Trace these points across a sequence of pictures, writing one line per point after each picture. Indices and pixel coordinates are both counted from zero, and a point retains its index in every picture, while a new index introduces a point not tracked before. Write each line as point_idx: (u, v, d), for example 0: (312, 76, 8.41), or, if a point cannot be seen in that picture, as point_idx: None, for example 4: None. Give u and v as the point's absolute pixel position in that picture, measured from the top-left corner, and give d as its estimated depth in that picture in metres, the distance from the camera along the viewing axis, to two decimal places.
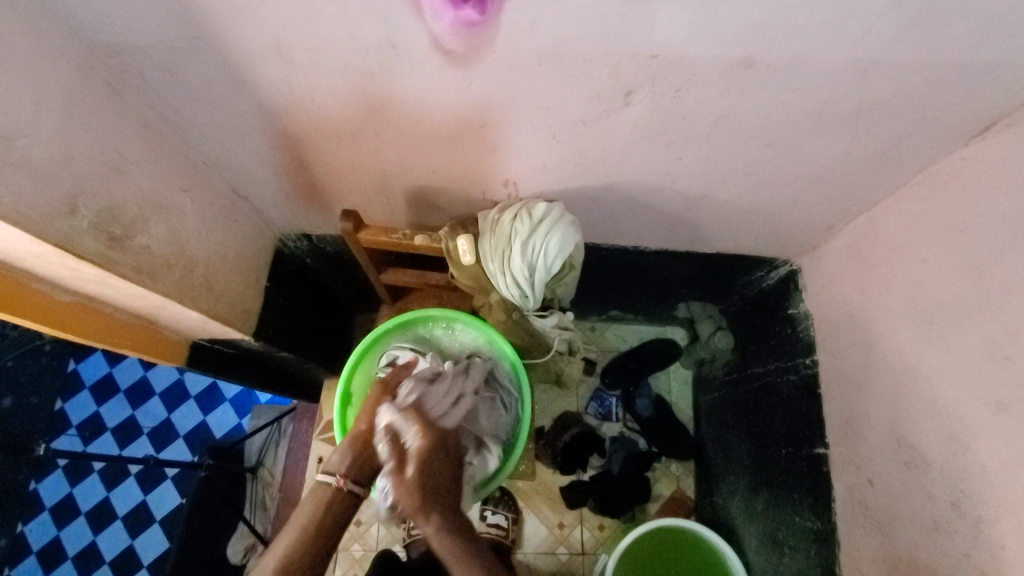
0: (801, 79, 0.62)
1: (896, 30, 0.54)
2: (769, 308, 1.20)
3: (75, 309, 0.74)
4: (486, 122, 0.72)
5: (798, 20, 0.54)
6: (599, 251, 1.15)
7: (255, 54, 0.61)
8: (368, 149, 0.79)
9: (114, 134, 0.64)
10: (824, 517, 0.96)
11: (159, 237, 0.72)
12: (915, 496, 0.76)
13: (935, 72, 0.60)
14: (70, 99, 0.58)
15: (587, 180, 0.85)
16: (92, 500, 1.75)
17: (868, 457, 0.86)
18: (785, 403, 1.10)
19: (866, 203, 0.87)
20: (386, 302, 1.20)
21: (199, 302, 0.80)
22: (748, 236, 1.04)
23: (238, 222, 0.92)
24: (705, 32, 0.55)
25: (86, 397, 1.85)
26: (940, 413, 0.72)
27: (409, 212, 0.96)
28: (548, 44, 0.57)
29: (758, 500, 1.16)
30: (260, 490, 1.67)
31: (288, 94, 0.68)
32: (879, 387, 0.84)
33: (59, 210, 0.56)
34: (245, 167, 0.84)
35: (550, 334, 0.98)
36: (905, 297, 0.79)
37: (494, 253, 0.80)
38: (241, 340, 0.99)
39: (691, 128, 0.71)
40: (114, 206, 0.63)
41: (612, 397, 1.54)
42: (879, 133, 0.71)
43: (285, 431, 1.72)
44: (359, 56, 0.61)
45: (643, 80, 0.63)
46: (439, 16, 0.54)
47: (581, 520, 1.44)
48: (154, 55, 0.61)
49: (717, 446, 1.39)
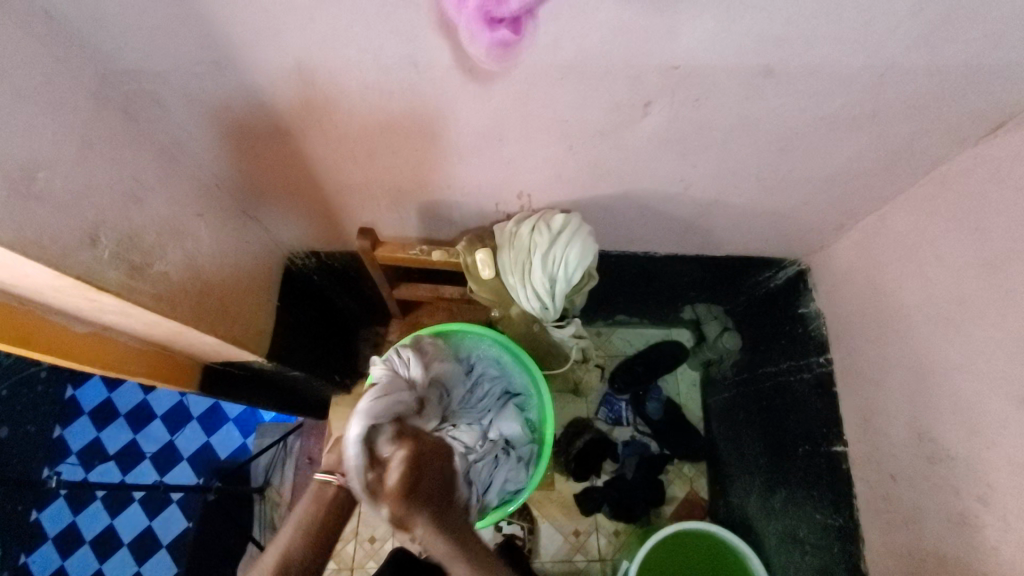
0: (818, 86, 0.63)
1: (915, 36, 0.55)
2: (779, 308, 1.21)
3: (90, 340, 0.73)
4: (504, 136, 0.72)
5: (820, 28, 0.54)
6: (609, 258, 1.16)
7: (274, 76, 0.61)
8: (383, 167, 0.79)
9: (131, 161, 0.63)
10: (846, 513, 0.97)
11: (177, 263, 0.71)
12: (939, 491, 0.77)
13: (949, 75, 0.61)
14: (88, 127, 0.57)
15: (601, 190, 0.85)
16: (96, 528, 1.72)
17: (890, 453, 0.87)
18: (799, 401, 1.11)
19: (876, 203, 0.88)
20: (397, 316, 1.19)
21: (215, 326, 0.79)
22: (758, 238, 1.05)
23: (250, 243, 0.91)
24: (727, 42, 0.56)
25: (85, 423, 1.81)
26: (962, 409, 0.73)
27: (421, 226, 0.95)
28: (571, 58, 0.57)
29: (776, 498, 1.17)
30: (269, 510, 1.67)
31: (305, 115, 0.67)
32: (898, 385, 0.85)
33: (81, 242, 0.55)
34: (257, 189, 0.84)
35: (567, 343, 0.98)
36: (920, 294, 0.79)
37: (514, 267, 0.80)
38: (255, 361, 0.98)
39: (708, 136, 0.72)
40: (133, 234, 0.62)
41: (621, 401, 1.54)
42: (892, 135, 0.72)
43: (292, 449, 1.73)
44: (380, 76, 0.60)
45: (663, 91, 0.63)
46: (475, 39, 0.53)
47: (596, 526, 1.44)
48: (171, 80, 0.61)
49: (730, 446, 1.39)
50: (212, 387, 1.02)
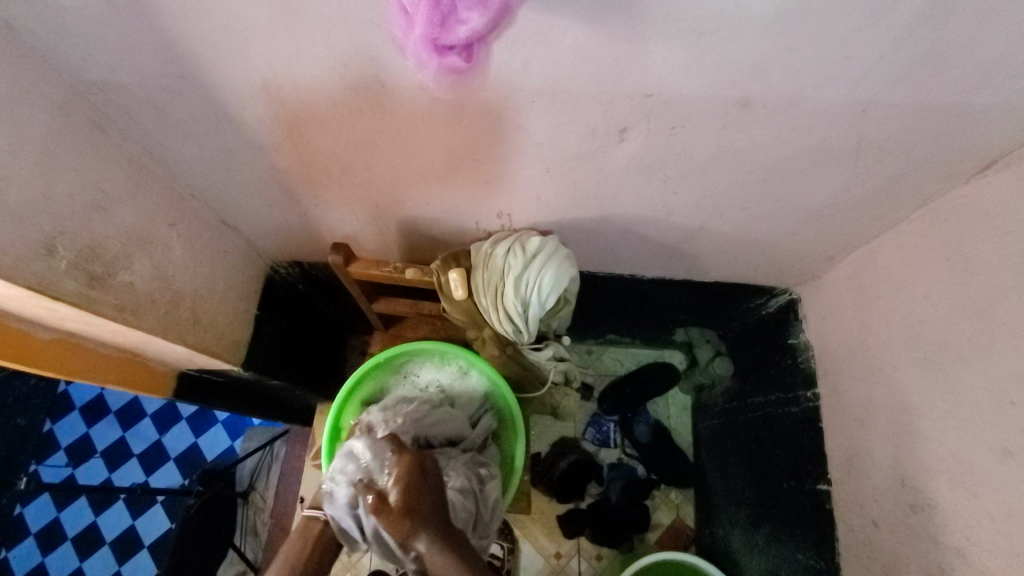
0: (798, 119, 0.61)
1: (895, 72, 0.53)
2: (769, 336, 1.18)
3: (54, 347, 0.72)
4: (478, 157, 0.71)
5: (795, 62, 0.53)
6: (596, 279, 1.14)
7: (243, 92, 0.60)
8: (359, 183, 0.78)
9: (97, 171, 0.63)
10: (827, 555, 0.94)
11: (144, 273, 0.70)
12: (920, 541, 0.73)
13: (933, 113, 0.59)
14: (51, 138, 0.56)
15: (582, 213, 0.84)
16: (79, 525, 1.71)
17: (872, 496, 0.84)
18: (786, 434, 1.07)
19: (865, 237, 0.86)
20: (379, 330, 1.18)
21: (185, 337, 0.78)
22: (747, 267, 1.02)
23: (228, 252, 0.91)
24: (700, 73, 0.54)
25: (74, 419, 1.81)
26: (945, 456, 0.70)
27: (401, 242, 0.94)
28: (541, 83, 0.56)
29: (759, 534, 1.13)
30: (251, 516, 1.66)
31: (276, 130, 0.67)
32: (882, 426, 0.82)
33: (36, 252, 0.54)
34: (235, 200, 0.83)
35: (546, 366, 0.97)
36: (907, 335, 0.77)
37: (487, 288, 0.78)
38: (231, 370, 0.97)
39: (687, 164, 0.70)
40: (95, 245, 0.62)
41: (610, 422, 1.52)
42: (878, 170, 0.70)
43: (278, 454, 1.72)
44: (348, 93, 0.59)
45: (638, 118, 0.62)
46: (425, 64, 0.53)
47: (578, 549, 1.36)
48: (138, 92, 0.60)
49: (717, 475, 1.36)
50: (188, 393, 1.00)
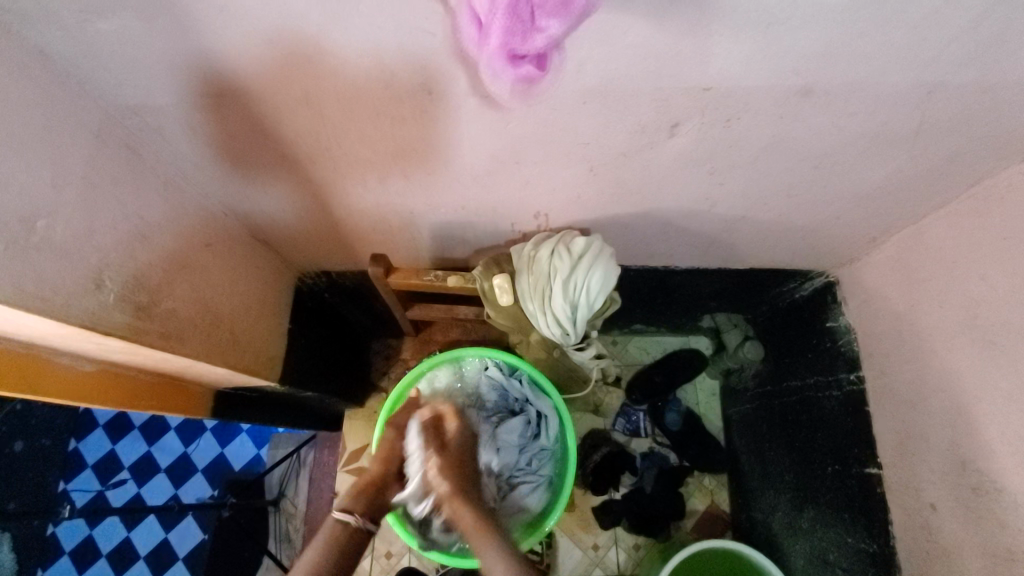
0: (858, 105, 0.59)
1: (968, 52, 0.51)
2: (805, 319, 1.17)
3: (99, 378, 0.70)
4: (521, 159, 0.68)
5: (865, 46, 0.50)
6: (628, 273, 1.12)
7: (283, 107, 0.58)
8: (396, 191, 0.76)
9: (136, 198, 0.60)
10: (880, 538, 0.93)
11: (185, 298, 0.68)
12: (985, 525, 0.73)
13: (1000, 91, 0.57)
14: (92, 167, 0.54)
15: (623, 208, 0.81)
16: (112, 541, 1.72)
17: (929, 480, 0.83)
18: (828, 418, 1.06)
19: (912, 217, 0.84)
20: (409, 335, 1.17)
21: (226, 357, 0.77)
22: (785, 252, 1.01)
23: (260, 268, 0.89)
24: (763, 63, 0.52)
25: (99, 436, 1.81)
26: (1011, 439, 0.68)
27: (434, 247, 0.92)
28: (596, 82, 0.54)
29: (803, 517, 1.13)
30: (283, 523, 1.64)
31: (315, 143, 0.64)
32: (936, 408, 0.81)
33: (85, 288, 0.52)
34: (266, 214, 0.81)
35: (588, 366, 0.94)
36: (962, 316, 0.75)
37: (534, 293, 0.76)
38: (267, 386, 0.96)
39: (736, 155, 0.68)
40: (140, 274, 0.60)
41: (639, 412, 1.51)
42: (934, 151, 0.68)
43: (306, 461, 1.69)
44: (394, 103, 0.57)
45: (691, 113, 0.60)
46: None
47: (615, 540, 1.39)
48: (175, 113, 0.58)
49: (753, 459, 1.35)
50: (224, 410, 0.99)
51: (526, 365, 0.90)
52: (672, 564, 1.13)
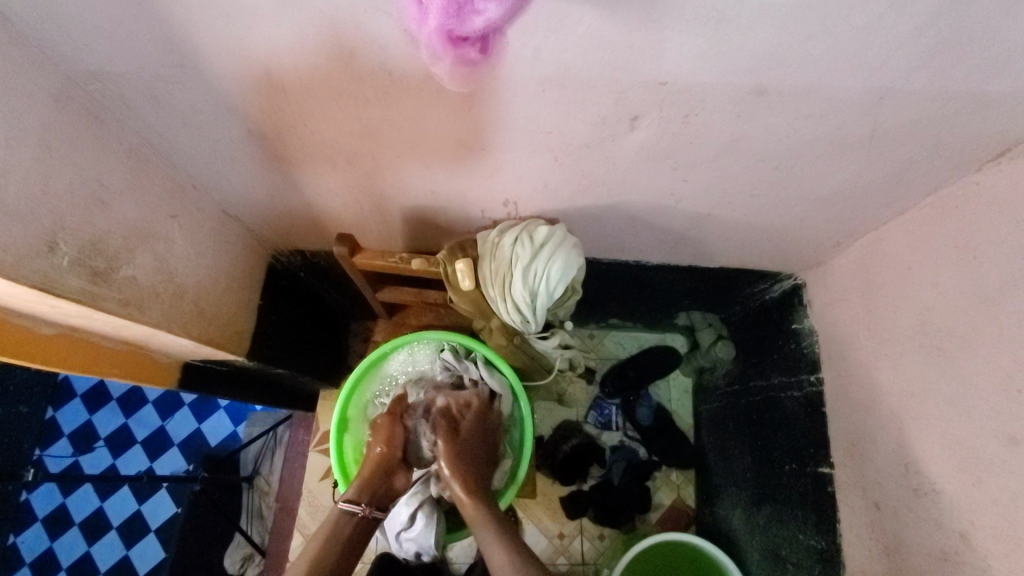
0: (811, 107, 0.60)
1: (915, 60, 0.52)
2: (773, 320, 1.18)
3: (60, 341, 0.71)
4: (486, 145, 0.69)
5: (814, 49, 0.51)
6: (600, 266, 1.13)
7: (245, 80, 0.58)
8: (362, 172, 0.76)
9: (96, 164, 0.61)
10: (828, 535, 0.95)
11: (147, 267, 0.69)
12: (923, 525, 0.75)
13: (949, 100, 0.58)
14: (49, 131, 0.55)
15: (590, 200, 0.82)
16: (86, 511, 1.73)
17: (875, 479, 0.85)
18: (788, 418, 1.08)
19: (874, 222, 0.85)
20: (382, 317, 1.18)
21: (189, 329, 0.78)
22: (753, 252, 1.02)
23: (230, 242, 0.90)
24: (716, 60, 0.53)
25: (76, 406, 1.82)
26: (950, 442, 0.70)
27: (405, 230, 0.93)
28: (552, 71, 0.55)
29: (761, 514, 1.15)
30: (256, 500, 1.66)
31: (280, 119, 0.65)
32: (885, 411, 0.83)
33: (37, 249, 0.53)
34: (235, 189, 0.82)
35: (552, 355, 0.95)
36: (913, 322, 0.77)
37: (494, 279, 0.77)
38: (236, 361, 0.97)
39: (697, 152, 0.69)
40: (97, 240, 0.60)
41: (611, 405, 1.53)
42: (891, 157, 0.69)
43: (281, 439, 1.70)
44: (355, 82, 0.58)
45: (650, 107, 0.60)
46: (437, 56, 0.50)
47: (581, 530, 1.42)
48: (138, 82, 0.59)
49: (719, 456, 1.38)
50: (193, 383, 1.00)
51: (484, 346, 0.90)
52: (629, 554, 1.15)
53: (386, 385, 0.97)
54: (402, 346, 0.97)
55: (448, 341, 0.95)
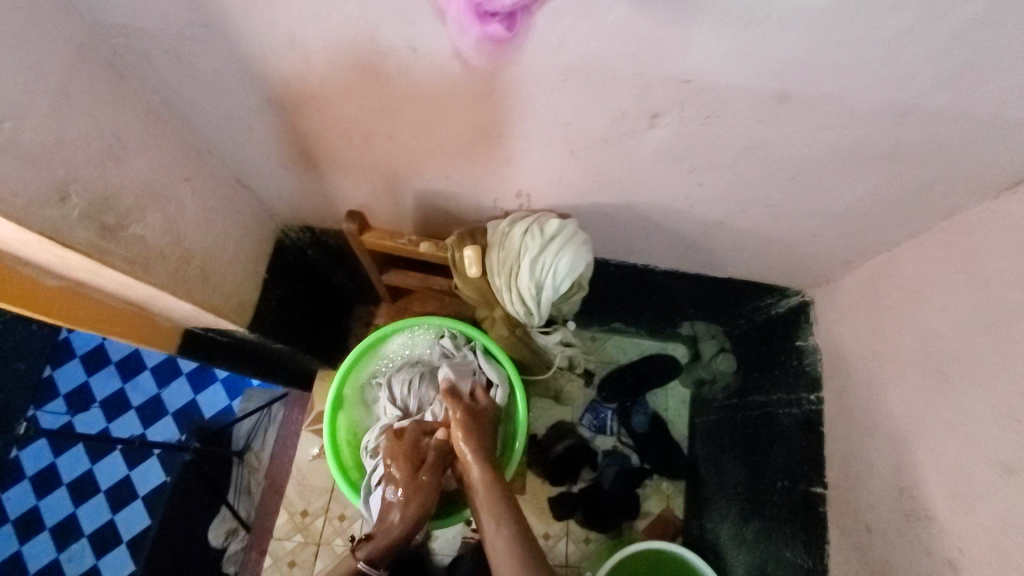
0: (834, 117, 0.59)
1: (943, 76, 0.51)
2: (777, 336, 1.17)
3: (63, 295, 0.71)
4: (503, 133, 0.69)
5: (841, 57, 0.51)
6: (607, 267, 1.13)
7: (268, 47, 0.58)
8: (377, 151, 0.76)
9: (113, 119, 0.61)
10: (815, 555, 0.94)
11: (156, 227, 0.69)
12: (912, 550, 0.74)
13: (975, 121, 0.57)
14: (68, 80, 0.55)
15: (603, 198, 0.82)
16: (75, 472, 1.74)
17: (868, 502, 0.84)
18: (784, 435, 1.07)
19: (887, 243, 0.84)
20: (385, 301, 1.18)
21: (193, 294, 0.78)
22: (762, 264, 1.01)
23: (240, 212, 0.90)
24: (741, 61, 0.52)
25: (75, 366, 1.83)
26: (947, 469, 0.69)
27: (415, 214, 0.93)
28: (574, 60, 0.54)
29: (748, 529, 1.14)
30: (245, 475, 1.67)
31: (299, 90, 0.65)
32: (884, 434, 0.82)
33: (48, 198, 0.53)
34: (249, 158, 0.82)
35: (552, 351, 0.95)
36: (919, 345, 0.76)
37: (502, 269, 0.77)
38: (236, 331, 0.97)
39: (715, 156, 0.68)
40: (109, 195, 0.60)
41: (608, 410, 1.51)
42: (910, 176, 0.68)
43: (275, 416, 1.71)
44: (377, 56, 0.57)
45: (671, 105, 0.60)
46: (462, 30, 0.51)
47: (566, 531, 1.40)
48: (161, 41, 0.59)
49: (711, 469, 1.37)
50: (192, 350, 1.00)
51: (483, 335, 0.89)
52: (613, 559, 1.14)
53: (383, 364, 0.97)
54: (402, 328, 0.96)
55: (449, 327, 0.95)
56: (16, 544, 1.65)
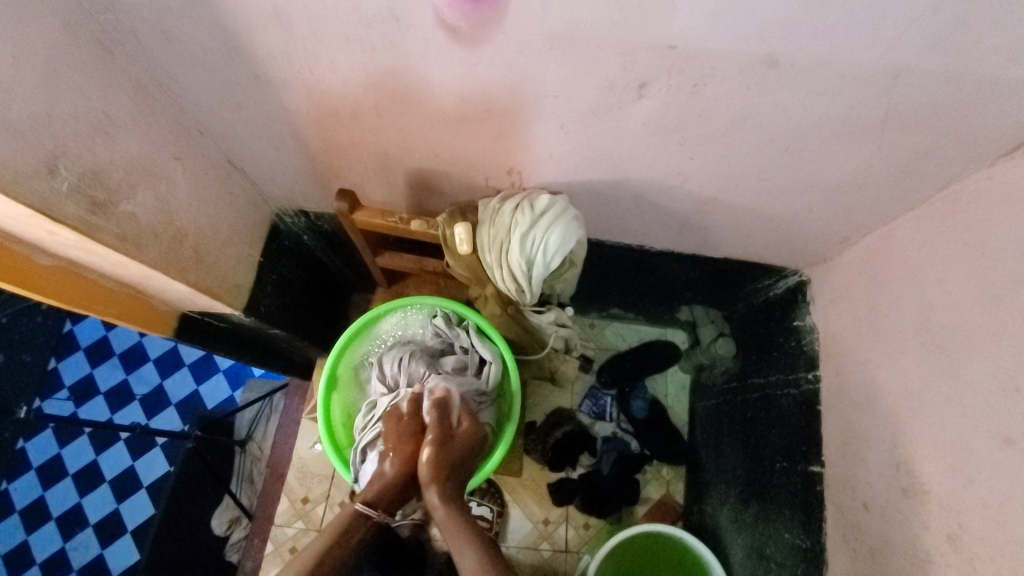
0: (824, 83, 0.59)
1: (933, 36, 0.51)
2: (775, 318, 1.16)
3: (58, 274, 0.72)
4: (491, 107, 0.69)
5: (828, 18, 0.50)
6: (603, 248, 1.12)
7: (254, 20, 0.58)
8: (367, 128, 0.76)
9: (102, 95, 0.61)
10: (813, 534, 0.94)
11: (147, 205, 0.69)
12: (910, 525, 0.73)
13: (968, 84, 0.56)
14: (56, 55, 0.55)
15: (595, 174, 0.82)
16: (80, 463, 1.75)
17: (865, 479, 0.84)
18: (782, 415, 1.07)
19: (884, 217, 0.83)
20: (382, 285, 1.18)
21: (187, 275, 0.78)
22: (759, 243, 1.01)
23: (233, 194, 0.90)
24: (727, 24, 0.52)
25: (79, 358, 1.84)
26: (943, 442, 0.69)
27: (408, 195, 0.93)
28: (560, 27, 0.54)
29: (748, 512, 1.14)
30: (247, 465, 1.67)
31: (287, 65, 0.65)
32: (881, 409, 0.82)
33: (38, 171, 0.53)
34: (242, 139, 0.82)
35: (547, 331, 0.95)
36: (916, 319, 0.75)
37: (492, 245, 0.77)
38: (231, 314, 0.97)
39: (705, 127, 0.68)
40: (98, 171, 0.61)
41: (606, 396, 1.50)
42: (904, 145, 0.67)
43: (277, 406, 1.71)
44: (362, 27, 0.57)
45: (659, 73, 0.60)
46: None
47: (566, 517, 1.41)
48: (148, 15, 0.59)
49: (710, 453, 1.37)
50: (190, 335, 1.01)
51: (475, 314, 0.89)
52: (612, 543, 1.14)
53: (376, 344, 0.97)
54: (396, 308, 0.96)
55: (441, 307, 0.95)
56: (21, 534, 1.66)
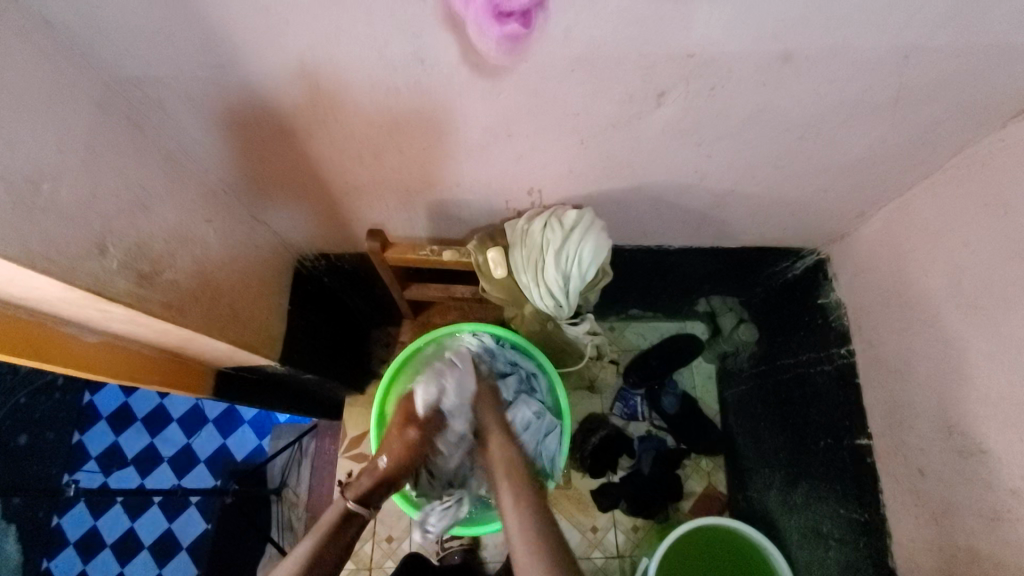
0: (838, 70, 0.60)
1: (941, 14, 0.53)
2: (797, 298, 1.18)
3: (103, 350, 0.72)
4: (513, 131, 0.70)
5: (841, 11, 0.52)
6: (623, 253, 1.14)
7: (279, 78, 0.59)
8: (389, 167, 0.77)
9: (136, 170, 0.62)
10: (870, 507, 0.95)
11: (186, 270, 0.70)
12: (971, 486, 0.74)
13: (978, 54, 0.58)
14: (94, 137, 0.56)
15: (615, 183, 0.83)
16: (117, 532, 1.73)
17: (917, 446, 0.84)
18: (820, 393, 1.08)
19: (899, 189, 0.85)
20: (408, 318, 1.19)
21: (227, 332, 0.78)
22: (775, 228, 1.03)
23: (259, 247, 0.91)
24: (743, 28, 0.54)
25: (102, 428, 1.83)
26: (994, 399, 0.70)
27: (430, 226, 0.94)
28: (581, 50, 0.56)
29: (797, 493, 1.15)
30: (285, 512, 1.62)
31: (310, 116, 0.66)
32: (923, 375, 0.83)
33: (89, 252, 0.54)
34: (265, 192, 0.83)
35: (582, 341, 0.96)
36: (946, 283, 0.77)
37: (527, 265, 0.78)
38: (268, 365, 0.98)
39: (723, 126, 0.70)
40: (142, 243, 0.61)
41: (636, 397, 1.52)
42: (915, 119, 0.69)
43: (307, 449, 1.69)
44: (387, 73, 0.59)
45: (677, 81, 0.61)
46: (484, 32, 0.52)
47: (614, 522, 1.41)
48: (173, 85, 0.60)
49: (748, 439, 1.37)
50: (227, 391, 1.01)
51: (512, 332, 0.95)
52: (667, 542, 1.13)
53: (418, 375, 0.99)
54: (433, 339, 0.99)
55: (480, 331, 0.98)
56: None
